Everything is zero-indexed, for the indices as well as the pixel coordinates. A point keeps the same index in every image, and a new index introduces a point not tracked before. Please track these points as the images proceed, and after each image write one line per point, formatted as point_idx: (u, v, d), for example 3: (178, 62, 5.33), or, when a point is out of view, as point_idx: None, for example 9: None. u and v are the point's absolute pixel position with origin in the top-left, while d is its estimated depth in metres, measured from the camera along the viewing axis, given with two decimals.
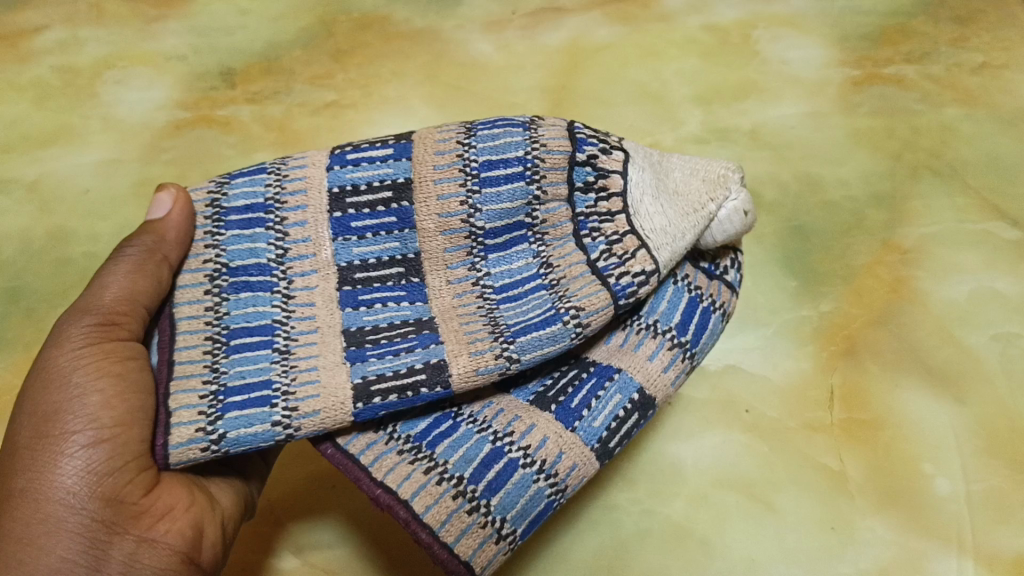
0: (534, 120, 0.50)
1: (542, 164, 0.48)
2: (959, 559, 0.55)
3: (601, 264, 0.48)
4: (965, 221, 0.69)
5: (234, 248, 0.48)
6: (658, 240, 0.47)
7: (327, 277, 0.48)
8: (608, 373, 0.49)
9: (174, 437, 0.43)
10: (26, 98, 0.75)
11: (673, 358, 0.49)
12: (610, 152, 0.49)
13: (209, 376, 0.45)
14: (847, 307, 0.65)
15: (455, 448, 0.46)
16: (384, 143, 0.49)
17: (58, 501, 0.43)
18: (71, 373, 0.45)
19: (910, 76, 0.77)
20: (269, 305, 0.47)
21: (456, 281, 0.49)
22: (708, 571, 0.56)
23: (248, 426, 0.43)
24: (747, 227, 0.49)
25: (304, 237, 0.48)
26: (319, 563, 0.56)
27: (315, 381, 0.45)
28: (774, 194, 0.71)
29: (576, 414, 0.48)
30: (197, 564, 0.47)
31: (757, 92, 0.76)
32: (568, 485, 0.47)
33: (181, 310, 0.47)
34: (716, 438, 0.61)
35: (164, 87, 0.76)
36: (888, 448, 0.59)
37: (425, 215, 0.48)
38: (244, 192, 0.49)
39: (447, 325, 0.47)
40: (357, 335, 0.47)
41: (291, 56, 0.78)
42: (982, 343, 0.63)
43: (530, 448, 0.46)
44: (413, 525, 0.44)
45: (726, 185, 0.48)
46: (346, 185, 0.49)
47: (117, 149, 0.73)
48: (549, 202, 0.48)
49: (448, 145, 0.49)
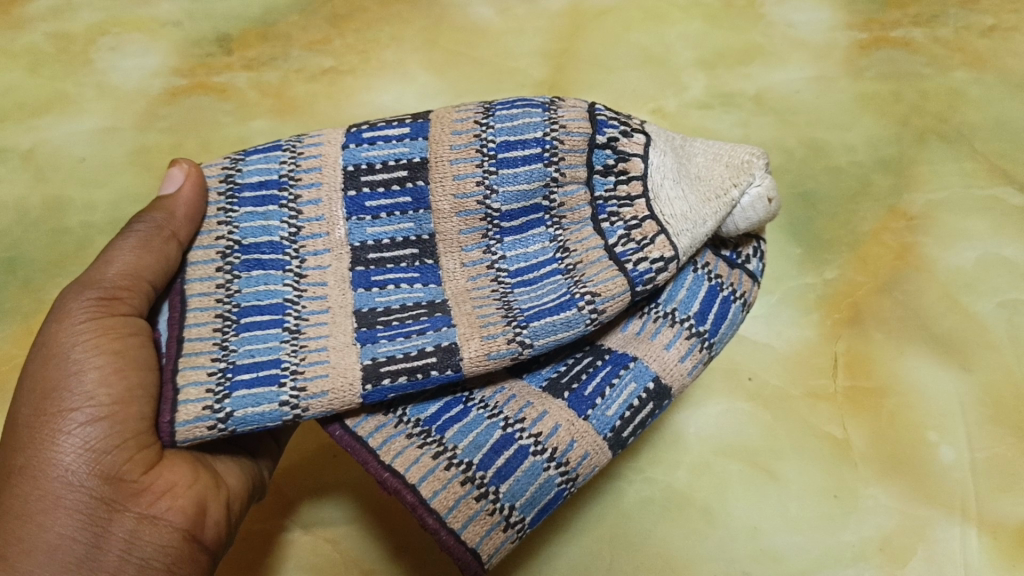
0: (555, 102, 0.49)
1: (561, 146, 0.47)
2: (962, 527, 0.55)
3: (619, 249, 0.47)
4: (972, 186, 0.68)
5: (247, 225, 0.47)
6: (677, 226, 0.46)
7: (339, 257, 0.47)
8: (624, 362, 0.48)
9: (181, 415, 0.43)
10: (19, 66, 0.74)
11: (690, 347, 0.48)
12: (631, 135, 0.48)
13: (218, 354, 0.44)
14: (852, 274, 0.64)
15: (464, 434, 0.46)
16: (401, 122, 0.49)
17: (56, 479, 0.43)
18: (71, 348, 0.45)
19: (918, 39, 0.76)
20: (280, 284, 0.47)
21: (470, 264, 0.48)
22: (709, 541, 0.56)
23: (255, 406, 0.43)
24: (772, 214, 0.47)
25: (318, 216, 0.48)
26: (327, 537, 0.56)
27: (324, 362, 0.44)
28: (778, 159, 0.70)
29: (590, 402, 0.47)
30: (200, 542, 0.47)
31: (761, 55, 0.75)
32: (580, 474, 0.47)
33: (192, 287, 0.46)
34: (720, 407, 0.60)
35: (159, 53, 0.75)
36: (892, 416, 0.59)
37: (441, 196, 0.48)
38: (258, 168, 0.48)
39: (459, 308, 0.47)
40: (369, 316, 0.46)
41: (288, 21, 0.77)
42: (988, 310, 0.63)
43: (541, 436, 0.46)
44: (419, 510, 0.44)
45: (750, 171, 0.46)
46: (361, 164, 0.48)
47: (112, 117, 0.72)
48: (567, 184, 0.48)
49: (465, 125, 0.48)
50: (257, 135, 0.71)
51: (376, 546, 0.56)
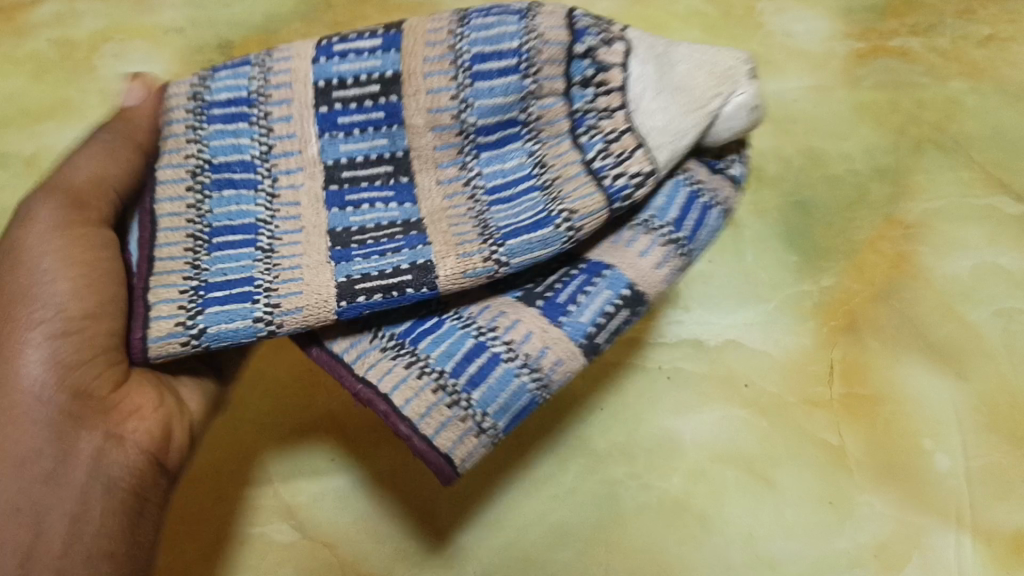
0: (533, 6, 0.47)
1: (538, 56, 0.46)
2: (957, 534, 0.57)
3: (597, 165, 0.46)
4: (968, 196, 0.68)
5: (218, 143, 0.48)
6: (658, 139, 0.46)
7: (313, 175, 0.48)
8: (599, 269, 0.48)
9: (154, 331, 0.45)
10: (23, 72, 0.75)
11: (667, 252, 0.48)
12: (611, 44, 0.46)
13: (190, 273, 0.46)
14: (848, 282, 0.64)
15: (438, 343, 0.47)
16: (373, 34, 0.48)
17: (24, 390, 0.47)
18: (39, 260, 0.48)
19: (916, 49, 0.74)
20: (253, 204, 0.48)
21: (447, 182, 0.48)
22: (706, 547, 0.57)
23: (228, 323, 0.45)
24: (754, 121, 0.47)
25: (290, 134, 0.48)
26: (320, 537, 0.57)
27: (298, 280, 0.46)
28: (776, 168, 0.70)
29: (564, 309, 0.47)
30: (164, 465, 0.52)
31: (760, 67, 0.74)
32: (555, 381, 0.47)
33: (163, 207, 0.47)
34: (715, 413, 0.60)
35: (163, 62, 0.76)
36: (887, 423, 0.59)
37: (415, 110, 0.48)
38: (228, 85, 0.49)
39: (436, 227, 0.47)
40: (343, 236, 0.47)
41: (290, 28, 0.77)
42: (984, 318, 0.63)
43: (515, 343, 0.46)
44: (392, 418, 0.46)
45: (732, 79, 0.45)
46: (332, 79, 0.48)
47: (115, 124, 0.73)
48: (546, 97, 0.47)
49: (438, 36, 0.47)
50: None
51: (371, 546, 0.57)
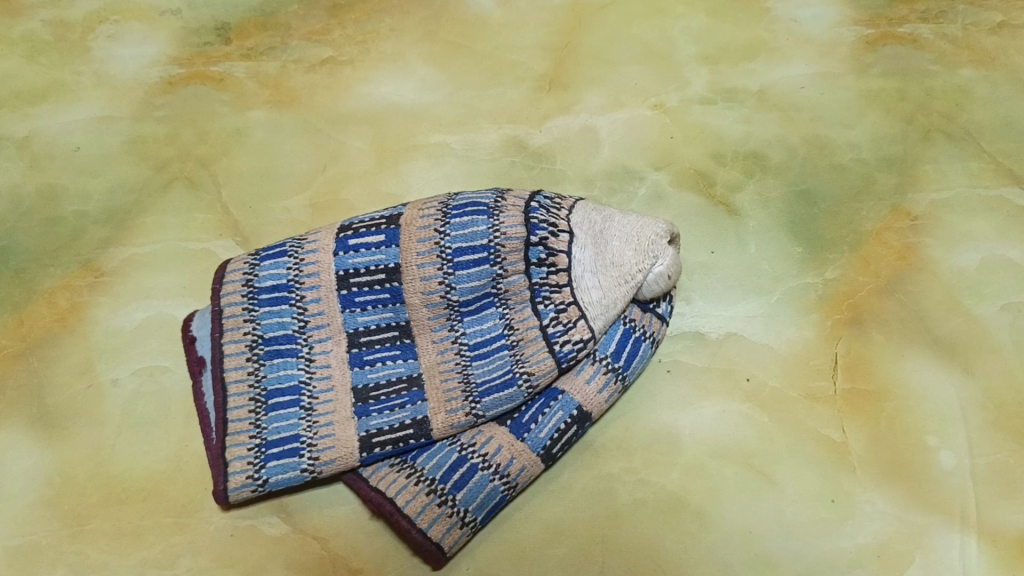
0: (498, 203, 0.57)
1: (503, 250, 0.55)
2: (961, 535, 0.54)
3: (550, 330, 0.55)
4: (978, 186, 0.67)
5: (267, 322, 0.57)
6: (595, 311, 0.55)
7: (338, 341, 0.57)
8: (553, 394, 0.56)
9: (231, 483, 0.54)
10: (17, 53, 0.74)
11: (607, 380, 0.56)
12: (559, 235, 0.56)
13: (254, 432, 0.55)
14: (854, 274, 0.63)
15: (430, 457, 0.55)
16: (378, 228, 0.57)
17: None
18: None
19: (925, 35, 0.75)
20: (295, 368, 0.56)
21: (439, 339, 0.57)
22: (703, 545, 0.55)
23: (285, 472, 0.54)
24: (672, 282, 0.56)
25: (320, 310, 0.57)
26: (309, 530, 0.55)
27: (331, 435, 0.55)
28: (781, 157, 0.69)
29: (526, 427, 0.56)
30: None
31: (765, 50, 0.74)
32: (519, 482, 0.55)
33: (230, 375, 0.56)
34: (715, 408, 0.59)
35: (158, 43, 0.74)
36: (891, 419, 0.58)
37: (412, 292, 0.56)
38: (271, 273, 0.58)
39: (430, 381, 0.56)
40: (362, 392, 0.56)
41: (287, 10, 0.76)
42: (992, 313, 0.61)
43: (487, 455, 0.55)
44: (395, 515, 0.53)
45: (654, 254, 0.54)
46: (349, 269, 0.57)
47: (108, 107, 0.71)
48: (511, 276, 0.56)
49: (427, 232, 0.56)
50: (254, 126, 0.70)
51: (361, 541, 0.55)
